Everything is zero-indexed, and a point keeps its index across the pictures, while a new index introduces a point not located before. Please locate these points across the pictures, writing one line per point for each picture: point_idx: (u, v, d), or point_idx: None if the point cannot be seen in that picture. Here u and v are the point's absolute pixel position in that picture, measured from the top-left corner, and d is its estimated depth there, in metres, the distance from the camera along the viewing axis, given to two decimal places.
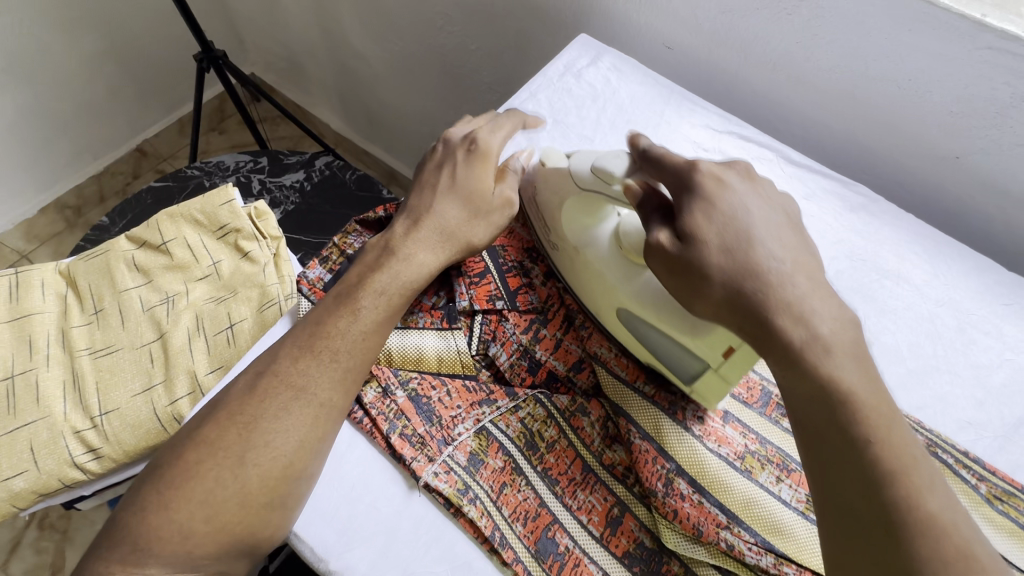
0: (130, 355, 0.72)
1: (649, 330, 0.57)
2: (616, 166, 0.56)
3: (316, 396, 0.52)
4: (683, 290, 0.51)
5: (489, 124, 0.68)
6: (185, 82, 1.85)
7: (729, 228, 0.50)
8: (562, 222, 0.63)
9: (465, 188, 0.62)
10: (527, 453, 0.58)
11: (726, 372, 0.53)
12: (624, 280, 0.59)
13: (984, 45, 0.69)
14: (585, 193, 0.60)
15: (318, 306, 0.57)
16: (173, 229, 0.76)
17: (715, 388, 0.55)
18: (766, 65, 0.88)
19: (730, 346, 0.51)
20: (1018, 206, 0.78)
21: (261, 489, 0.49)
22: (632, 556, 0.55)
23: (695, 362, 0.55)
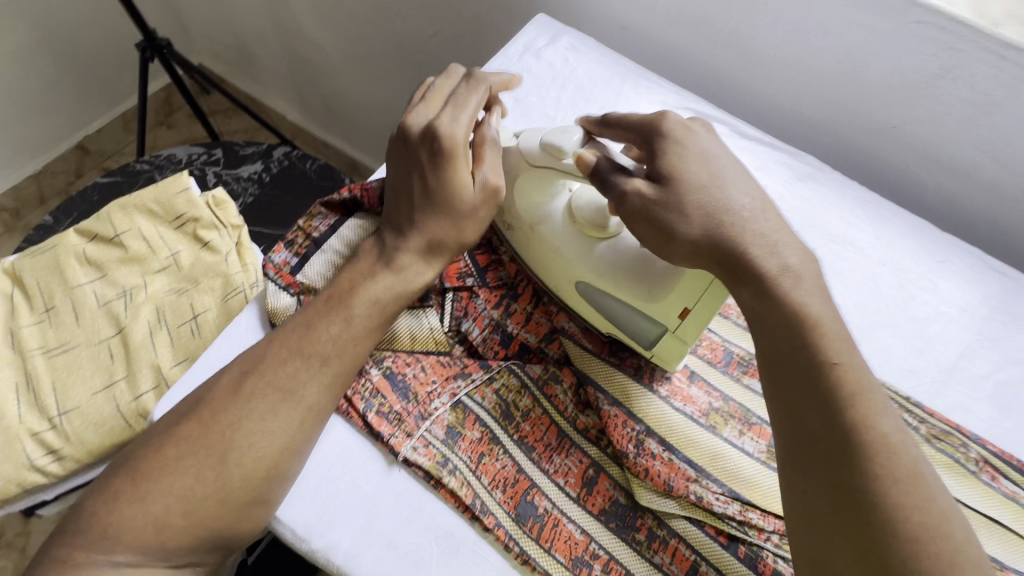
0: (88, 352, 0.69)
1: (607, 299, 0.60)
2: (564, 141, 0.58)
3: (304, 399, 0.52)
4: (658, 240, 0.53)
5: (449, 111, 0.60)
6: (128, 75, 1.77)
7: (698, 172, 0.52)
8: (515, 198, 0.64)
9: (442, 196, 0.58)
10: (502, 422, 0.59)
11: (681, 333, 0.57)
12: (579, 252, 0.61)
13: (914, 19, 0.74)
14: (536, 169, 0.61)
15: (309, 305, 0.57)
16: (126, 221, 0.74)
17: (673, 350, 0.59)
18: (717, 43, 0.91)
19: (685, 307, 0.56)
20: (948, 172, 0.84)
21: (241, 488, 0.49)
22: (609, 513, 0.56)
23: (652, 326, 0.59)
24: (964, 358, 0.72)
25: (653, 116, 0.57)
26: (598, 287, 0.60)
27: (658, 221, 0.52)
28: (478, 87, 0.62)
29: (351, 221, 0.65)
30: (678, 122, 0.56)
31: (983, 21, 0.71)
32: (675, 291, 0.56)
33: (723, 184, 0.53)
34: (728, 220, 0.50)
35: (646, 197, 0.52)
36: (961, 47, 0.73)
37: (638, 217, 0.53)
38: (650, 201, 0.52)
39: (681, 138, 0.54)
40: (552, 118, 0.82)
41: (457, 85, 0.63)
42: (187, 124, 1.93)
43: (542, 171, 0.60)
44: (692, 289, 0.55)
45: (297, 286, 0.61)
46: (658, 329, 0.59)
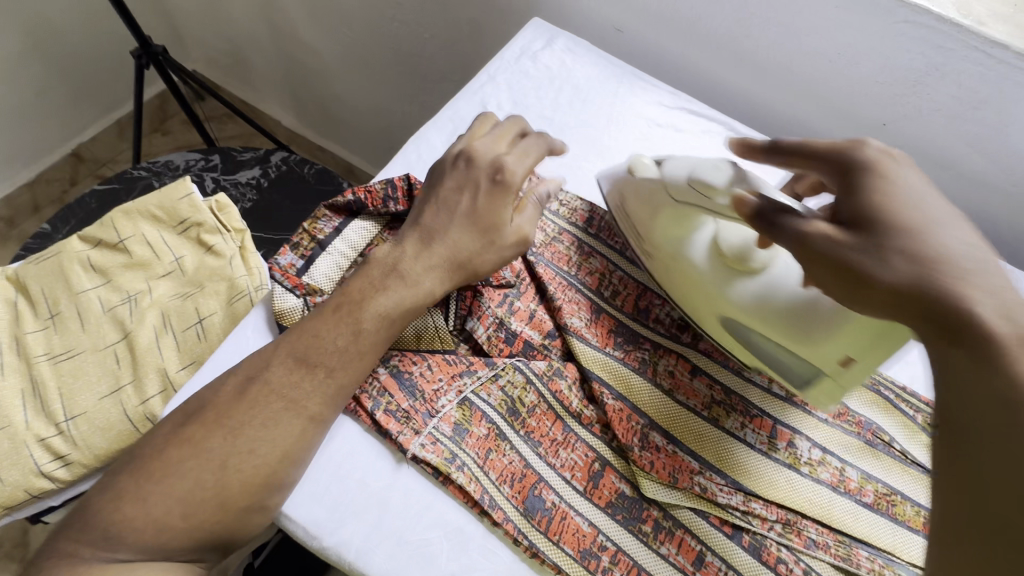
0: (93, 358, 0.69)
1: (762, 340, 0.60)
2: (714, 175, 0.57)
3: (307, 409, 0.53)
4: (842, 288, 0.45)
5: (513, 152, 0.64)
6: (121, 82, 1.77)
7: (915, 212, 0.44)
8: (655, 233, 0.65)
9: (483, 221, 0.60)
10: (509, 419, 0.60)
11: (843, 379, 0.56)
12: (727, 287, 0.61)
13: (901, 19, 0.76)
14: (677, 206, 0.62)
15: (317, 313, 0.56)
16: (129, 226, 0.74)
17: (830, 391, 0.58)
18: (709, 44, 0.93)
19: (846, 355, 0.54)
20: (939, 167, 0.86)
21: (242, 494, 0.49)
22: (616, 506, 0.57)
23: (807, 371, 0.58)
24: None
25: (845, 146, 0.50)
26: (748, 325, 0.60)
27: (841, 267, 0.44)
28: (544, 140, 0.66)
29: (356, 223, 0.67)
30: (885, 155, 0.48)
31: (970, 20, 0.73)
32: (835, 337, 0.54)
33: (946, 230, 0.43)
34: (945, 272, 0.40)
35: (836, 239, 0.45)
36: (949, 46, 0.75)
37: (819, 263, 0.46)
38: (840, 244, 0.44)
39: (886, 175, 0.47)
40: (550, 120, 0.83)
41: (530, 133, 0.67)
42: (182, 131, 1.93)
43: (684, 208, 0.62)
44: (849, 337, 0.53)
45: (303, 288, 0.62)
46: (818, 374, 0.57)
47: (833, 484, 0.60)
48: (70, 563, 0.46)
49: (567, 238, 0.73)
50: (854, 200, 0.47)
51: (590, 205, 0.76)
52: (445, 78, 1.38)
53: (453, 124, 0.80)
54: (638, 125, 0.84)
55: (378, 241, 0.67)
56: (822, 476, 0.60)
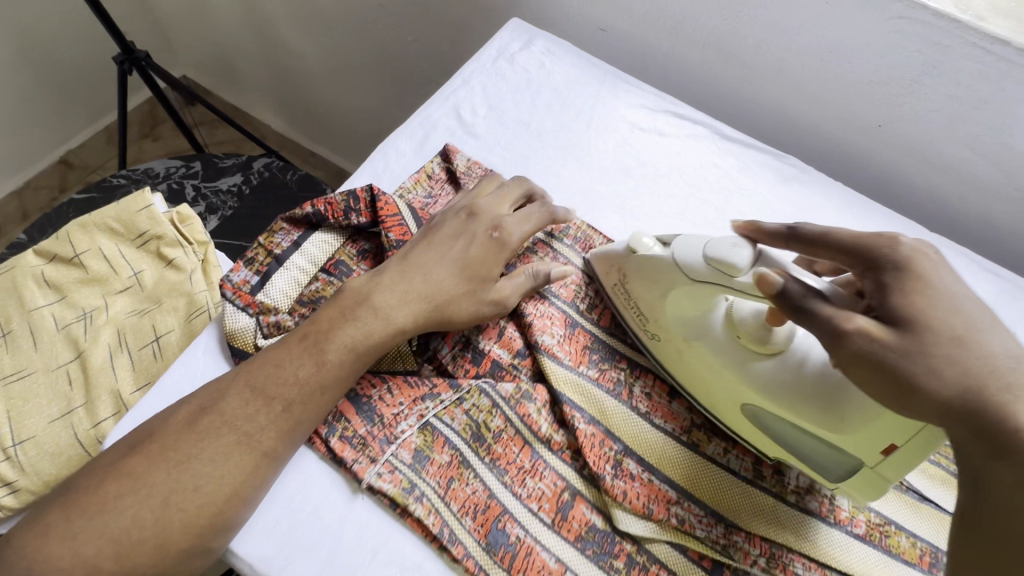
0: (45, 379, 0.66)
1: (787, 427, 0.53)
2: (735, 256, 0.50)
3: (259, 444, 0.50)
4: (891, 395, 0.41)
5: (516, 212, 0.64)
6: (108, 88, 1.75)
7: (957, 318, 0.42)
8: (664, 312, 0.59)
9: (471, 274, 0.59)
10: (473, 445, 0.56)
11: (883, 470, 0.49)
12: (747, 374, 0.55)
13: (895, 15, 0.71)
14: (694, 286, 0.55)
15: (282, 344, 0.54)
16: (85, 240, 0.71)
17: (869, 486, 0.51)
18: (696, 44, 0.89)
19: (890, 444, 0.47)
20: (938, 171, 0.82)
21: (181, 534, 0.46)
22: (586, 540, 0.54)
23: (842, 459, 0.51)
24: None
25: (874, 239, 0.47)
26: (770, 411, 0.54)
27: (887, 372, 0.41)
28: (550, 207, 0.65)
29: (316, 236, 0.64)
30: (916, 249, 0.46)
31: (969, 15, 0.68)
32: (872, 430, 0.47)
33: (982, 338, 0.42)
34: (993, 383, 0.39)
35: (880, 340, 0.42)
36: (945, 43, 0.71)
37: (866, 366, 0.42)
38: (888, 347, 0.41)
39: (927, 273, 0.44)
40: (527, 125, 0.79)
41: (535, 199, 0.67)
42: (171, 136, 1.91)
43: (702, 287, 0.54)
44: (896, 429, 0.46)
45: (256, 306, 0.59)
46: (854, 463, 0.51)
47: (822, 515, 0.56)
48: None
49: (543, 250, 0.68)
50: (894, 298, 0.44)
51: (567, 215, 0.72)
52: (431, 81, 1.35)
53: (423, 130, 0.77)
54: (619, 130, 0.81)
55: (339, 255, 0.64)
56: (810, 506, 0.56)
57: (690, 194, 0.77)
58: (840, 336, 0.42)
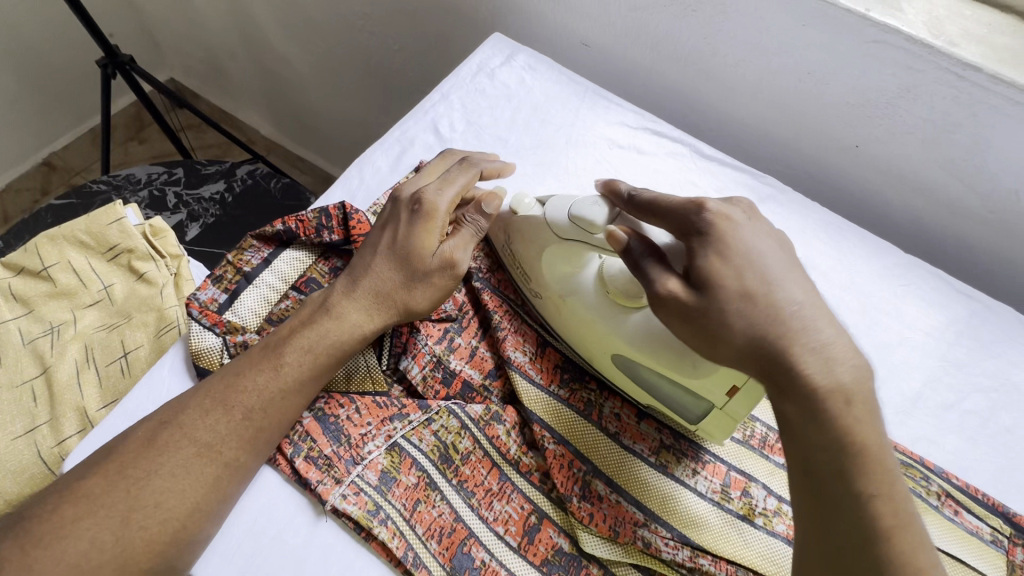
0: (9, 395, 0.65)
1: (649, 374, 0.57)
2: (595, 213, 0.54)
3: (221, 456, 0.49)
4: (699, 344, 0.48)
5: (440, 180, 0.60)
6: (93, 90, 1.73)
7: (745, 274, 0.47)
8: (543, 271, 0.61)
9: (406, 253, 0.56)
10: (441, 467, 0.56)
11: (731, 410, 0.53)
12: (613, 325, 0.57)
13: (871, 39, 0.72)
14: (564, 243, 0.58)
15: (244, 354, 0.53)
16: (55, 253, 0.70)
17: (722, 425, 0.55)
18: (678, 61, 0.90)
19: (732, 385, 0.51)
20: (914, 192, 0.82)
21: (143, 554, 0.45)
22: (552, 564, 0.53)
23: (698, 400, 0.55)
24: (929, 387, 0.70)
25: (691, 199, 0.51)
26: (635, 360, 0.57)
27: (687, 324, 0.48)
28: (469, 169, 0.62)
29: (287, 254, 0.63)
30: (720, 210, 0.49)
31: (941, 40, 0.69)
32: (716, 371, 0.51)
33: (760, 293, 0.46)
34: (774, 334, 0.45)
35: (682, 300, 0.48)
36: (919, 67, 0.71)
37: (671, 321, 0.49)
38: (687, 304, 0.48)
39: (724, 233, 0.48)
40: (505, 141, 0.79)
41: (453, 165, 0.64)
42: (158, 139, 1.89)
43: (570, 244, 0.58)
44: (735, 370, 0.50)
45: (223, 325, 0.58)
46: (706, 404, 0.55)
47: (789, 537, 0.56)
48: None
49: None
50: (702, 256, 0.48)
51: None
52: (418, 90, 1.34)
53: (400, 145, 0.76)
54: (599, 147, 0.81)
55: (310, 273, 0.63)
56: (777, 528, 0.56)
57: None
58: (657, 299, 0.49)
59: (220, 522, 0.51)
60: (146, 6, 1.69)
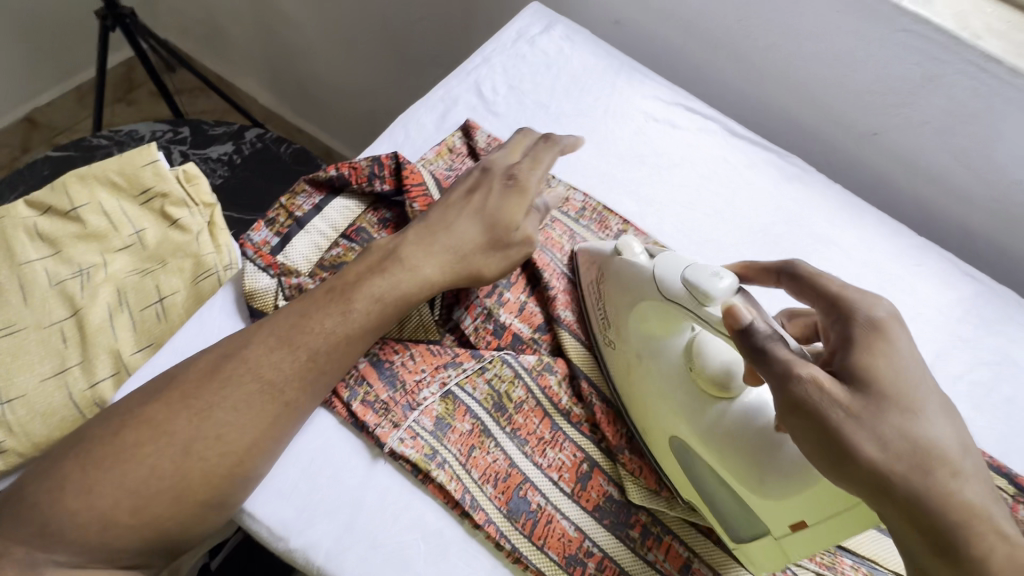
0: (37, 336, 0.63)
1: (709, 476, 0.52)
2: (710, 285, 0.49)
3: (282, 396, 0.48)
4: (820, 454, 0.40)
5: (527, 158, 0.63)
6: (87, 45, 1.60)
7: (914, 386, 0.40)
8: (627, 325, 0.57)
9: (493, 219, 0.58)
10: (494, 414, 0.57)
11: (788, 543, 0.48)
12: (687, 402, 0.53)
13: (901, 28, 0.76)
14: (665, 305, 0.53)
15: (307, 295, 0.53)
16: (85, 193, 0.68)
17: (771, 554, 0.51)
18: (709, 42, 0.92)
19: (801, 521, 0.46)
20: (926, 181, 0.87)
21: (201, 485, 0.44)
22: (603, 509, 0.55)
23: (752, 521, 0.50)
24: (939, 360, 0.74)
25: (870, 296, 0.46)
26: (697, 450, 0.52)
27: (818, 419, 0.39)
28: (557, 145, 0.64)
29: (338, 202, 0.62)
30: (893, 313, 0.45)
31: (966, 33, 0.73)
32: (791, 500, 0.46)
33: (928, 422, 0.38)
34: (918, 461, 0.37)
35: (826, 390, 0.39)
36: (944, 57, 0.75)
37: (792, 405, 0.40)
38: (833, 397, 0.39)
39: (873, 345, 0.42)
40: (546, 107, 0.80)
41: (536, 143, 0.66)
42: (149, 102, 1.79)
43: (671, 307, 0.52)
44: (815, 509, 0.44)
45: (277, 267, 0.57)
46: (762, 530, 0.50)
47: None
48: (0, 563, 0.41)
49: (559, 228, 0.71)
50: (856, 355, 0.42)
51: (584, 195, 0.75)
52: (434, 62, 1.33)
53: (444, 104, 0.77)
54: (635, 119, 0.82)
55: (360, 222, 0.63)
56: None
57: (701, 186, 0.80)
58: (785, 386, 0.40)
59: (275, 459, 0.50)
60: None
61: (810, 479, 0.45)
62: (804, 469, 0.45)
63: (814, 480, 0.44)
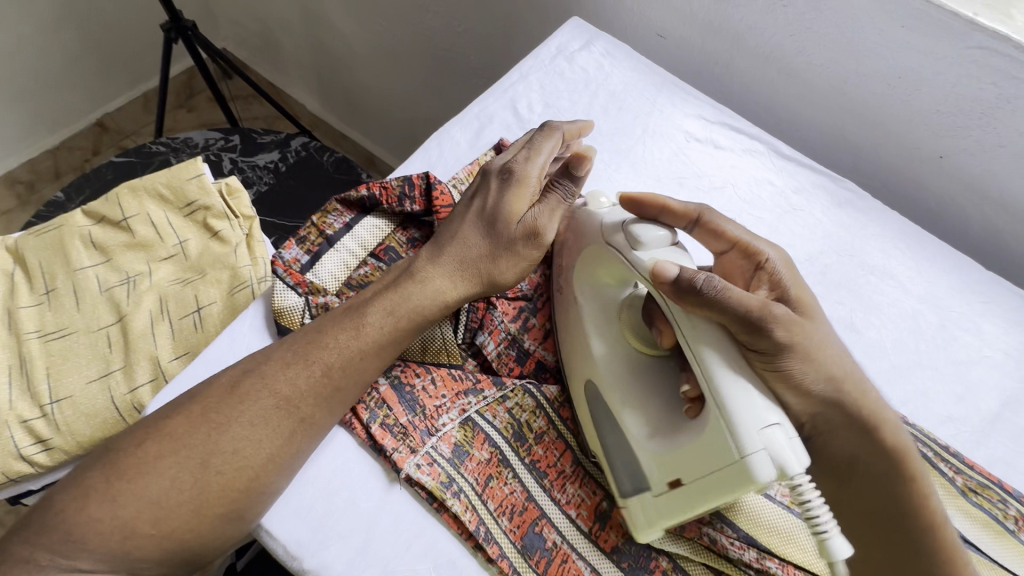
0: (85, 339, 0.67)
1: (610, 430, 0.54)
2: (647, 233, 0.51)
3: (299, 411, 0.49)
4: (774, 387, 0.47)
5: (527, 148, 0.60)
6: (153, 55, 1.69)
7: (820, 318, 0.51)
8: (575, 272, 0.59)
9: (495, 220, 0.57)
10: (514, 444, 0.55)
11: (663, 504, 0.49)
12: (608, 351, 0.56)
13: (975, 45, 0.69)
14: (603, 248, 0.55)
15: (326, 314, 0.54)
16: (135, 205, 0.71)
17: (644, 517, 0.51)
18: (758, 57, 0.87)
19: (677, 477, 0.48)
20: (997, 209, 0.79)
21: (219, 498, 0.45)
22: (622, 552, 0.53)
23: (639, 477, 0.51)
24: (1008, 408, 0.67)
25: (759, 235, 0.54)
26: (606, 405, 0.54)
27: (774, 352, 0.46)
28: (556, 130, 0.62)
29: (368, 221, 0.63)
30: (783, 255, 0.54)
31: None
32: (677, 452, 0.48)
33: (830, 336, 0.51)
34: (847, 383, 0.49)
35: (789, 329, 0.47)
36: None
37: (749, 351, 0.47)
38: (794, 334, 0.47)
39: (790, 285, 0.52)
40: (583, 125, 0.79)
41: (534, 131, 0.63)
42: (207, 108, 1.88)
43: (607, 252, 0.54)
44: (694, 466, 0.46)
45: (306, 286, 0.58)
46: (642, 487, 0.51)
47: None
48: (28, 567, 0.42)
49: None
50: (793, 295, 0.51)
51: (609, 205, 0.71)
52: (475, 73, 1.34)
53: (479, 122, 0.77)
54: (675, 139, 0.80)
55: (389, 241, 0.63)
56: None
57: (743, 211, 0.76)
58: (763, 330, 0.46)
59: (292, 476, 0.51)
60: None
61: (695, 436, 0.47)
62: (692, 430, 0.48)
63: (692, 437, 0.47)
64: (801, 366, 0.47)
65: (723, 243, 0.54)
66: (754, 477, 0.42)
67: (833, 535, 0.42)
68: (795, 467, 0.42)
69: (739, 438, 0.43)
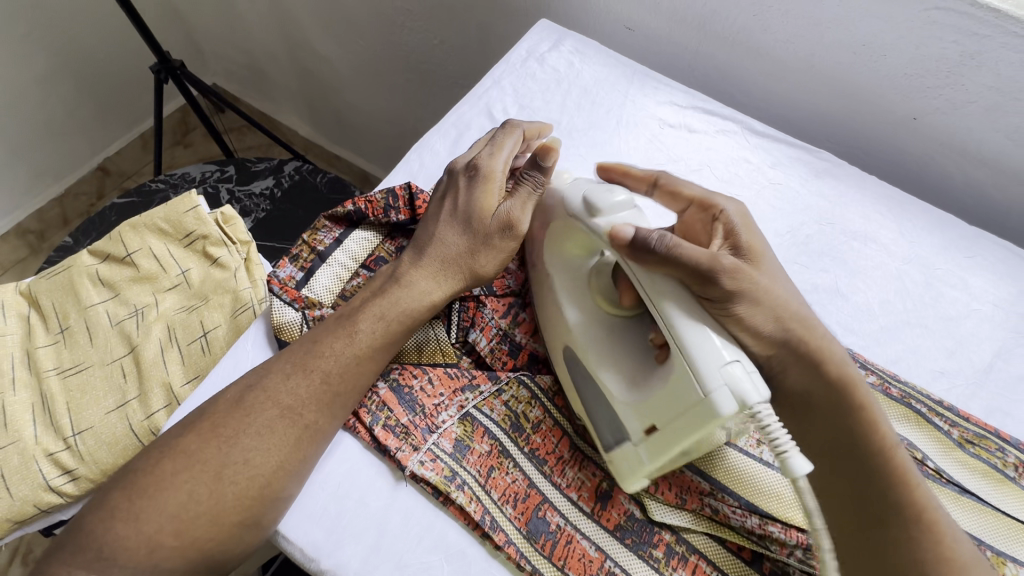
0: (100, 372, 0.71)
1: (589, 389, 0.56)
2: (604, 200, 0.54)
3: (302, 418, 0.52)
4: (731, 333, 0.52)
5: (489, 146, 0.63)
6: (145, 97, 1.74)
7: (769, 263, 0.55)
8: (549, 249, 0.61)
9: (469, 217, 0.60)
10: (512, 435, 0.57)
11: (644, 450, 0.51)
12: (583, 318, 0.58)
13: (933, 6, 0.71)
14: (568, 221, 0.57)
15: (320, 324, 0.57)
16: (137, 240, 0.75)
17: (632, 467, 0.53)
18: (725, 40, 0.89)
19: (653, 424, 0.50)
20: (976, 164, 0.80)
21: (233, 507, 0.48)
22: (625, 529, 0.55)
23: (620, 429, 0.53)
24: (1001, 358, 0.68)
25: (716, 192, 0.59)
26: (585, 368, 0.56)
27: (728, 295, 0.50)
28: (515, 127, 0.65)
29: (356, 234, 0.66)
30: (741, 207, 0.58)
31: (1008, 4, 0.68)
32: (648, 400, 0.51)
33: (778, 277, 0.55)
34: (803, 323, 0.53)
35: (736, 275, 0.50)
36: (985, 33, 0.70)
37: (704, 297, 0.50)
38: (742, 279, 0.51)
39: (741, 237, 0.55)
40: (557, 123, 0.81)
41: (496, 129, 0.66)
42: (203, 143, 1.94)
43: (573, 225, 0.56)
44: (665, 407, 0.49)
45: (302, 301, 0.61)
46: (622, 437, 0.53)
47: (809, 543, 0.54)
48: None
49: None
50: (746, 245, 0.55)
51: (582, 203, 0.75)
52: (456, 83, 1.37)
53: (457, 129, 0.79)
54: (650, 127, 0.82)
55: (378, 252, 0.66)
56: None
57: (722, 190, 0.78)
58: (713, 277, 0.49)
59: (302, 482, 0.53)
60: (191, 13, 1.75)
61: (665, 378, 0.49)
62: (662, 375, 0.50)
63: (663, 383, 0.49)
64: (749, 309, 0.51)
65: (679, 202, 0.59)
66: (717, 411, 0.44)
67: (793, 453, 0.44)
68: (755, 397, 0.44)
69: (702, 376, 0.45)
